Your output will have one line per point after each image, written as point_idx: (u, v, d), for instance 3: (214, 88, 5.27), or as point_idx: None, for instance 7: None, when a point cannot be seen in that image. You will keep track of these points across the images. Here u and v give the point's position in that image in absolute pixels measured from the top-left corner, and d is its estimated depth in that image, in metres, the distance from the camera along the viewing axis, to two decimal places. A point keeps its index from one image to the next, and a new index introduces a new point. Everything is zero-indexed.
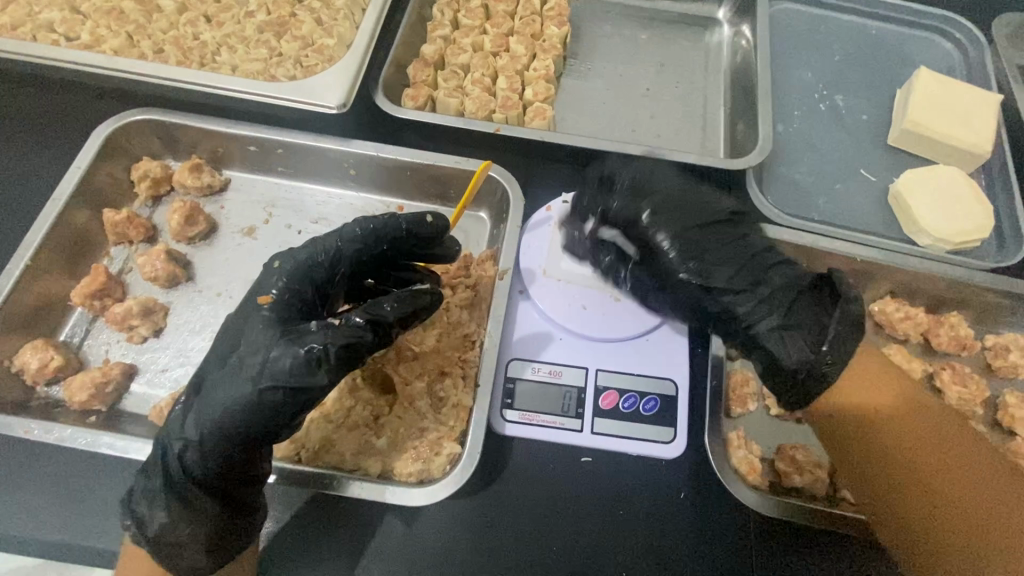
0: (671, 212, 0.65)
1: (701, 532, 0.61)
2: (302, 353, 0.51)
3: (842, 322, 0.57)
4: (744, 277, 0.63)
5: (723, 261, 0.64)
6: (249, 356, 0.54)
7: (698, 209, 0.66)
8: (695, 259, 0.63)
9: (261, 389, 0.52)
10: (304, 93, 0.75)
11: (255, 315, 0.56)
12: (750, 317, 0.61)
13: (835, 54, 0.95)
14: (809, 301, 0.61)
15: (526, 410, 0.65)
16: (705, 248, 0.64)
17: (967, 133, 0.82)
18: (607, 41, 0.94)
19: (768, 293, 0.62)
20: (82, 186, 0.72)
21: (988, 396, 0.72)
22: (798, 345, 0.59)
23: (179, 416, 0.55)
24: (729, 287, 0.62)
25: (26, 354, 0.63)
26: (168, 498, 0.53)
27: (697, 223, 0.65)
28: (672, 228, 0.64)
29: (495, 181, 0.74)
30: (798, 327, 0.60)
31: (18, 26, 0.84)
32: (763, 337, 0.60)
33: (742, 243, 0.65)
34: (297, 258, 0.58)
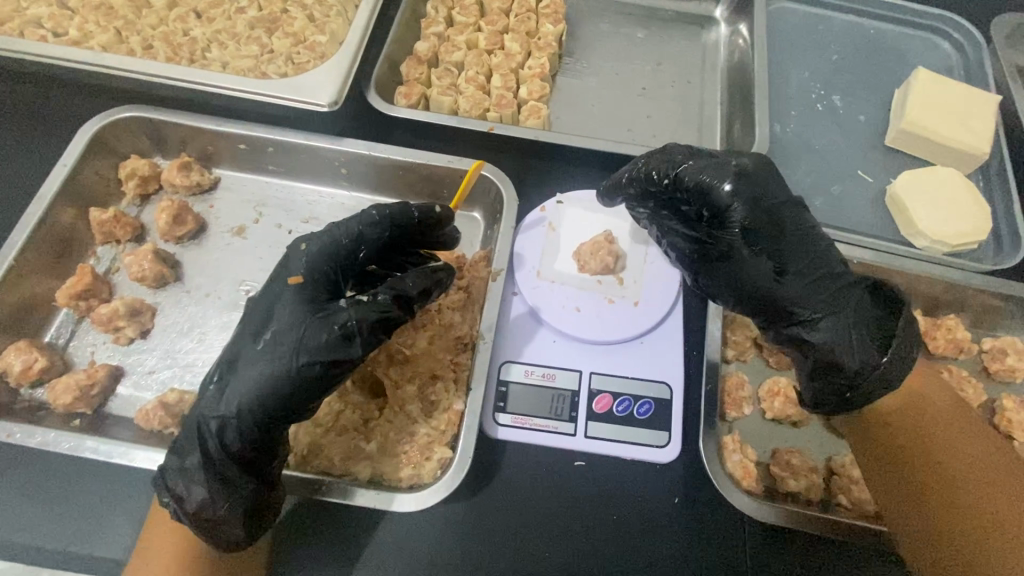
0: (757, 185, 0.57)
1: (696, 537, 0.60)
2: (336, 330, 0.52)
3: (905, 331, 0.56)
4: (817, 270, 0.58)
5: (799, 249, 0.57)
6: (285, 333, 0.53)
7: (780, 186, 0.58)
8: (772, 247, 0.57)
9: (299, 365, 0.52)
10: (294, 90, 0.74)
11: (286, 295, 0.55)
12: (821, 314, 0.57)
13: (833, 54, 0.94)
14: (867, 299, 0.59)
15: (519, 414, 0.64)
16: (785, 235, 0.57)
17: (966, 134, 0.81)
18: (603, 40, 0.93)
19: (837, 290, 0.58)
20: (68, 184, 0.70)
21: (984, 400, 0.71)
22: (864, 346, 0.56)
23: (214, 392, 0.53)
24: (799, 279, 0.57)
25: (9, 356, 0.62)
26: (205, 473, 0.52)
27: (778, 202, 0.57)
28: (755, 206, 0.56)
29: (489, 181, 0.73)
30: (858, 326, 0.57)
31: (4, 21, 0.83)
32: (826, 335, 0.57)
33: (814, 232, 0.59)
34: (321, 239, 0.57)
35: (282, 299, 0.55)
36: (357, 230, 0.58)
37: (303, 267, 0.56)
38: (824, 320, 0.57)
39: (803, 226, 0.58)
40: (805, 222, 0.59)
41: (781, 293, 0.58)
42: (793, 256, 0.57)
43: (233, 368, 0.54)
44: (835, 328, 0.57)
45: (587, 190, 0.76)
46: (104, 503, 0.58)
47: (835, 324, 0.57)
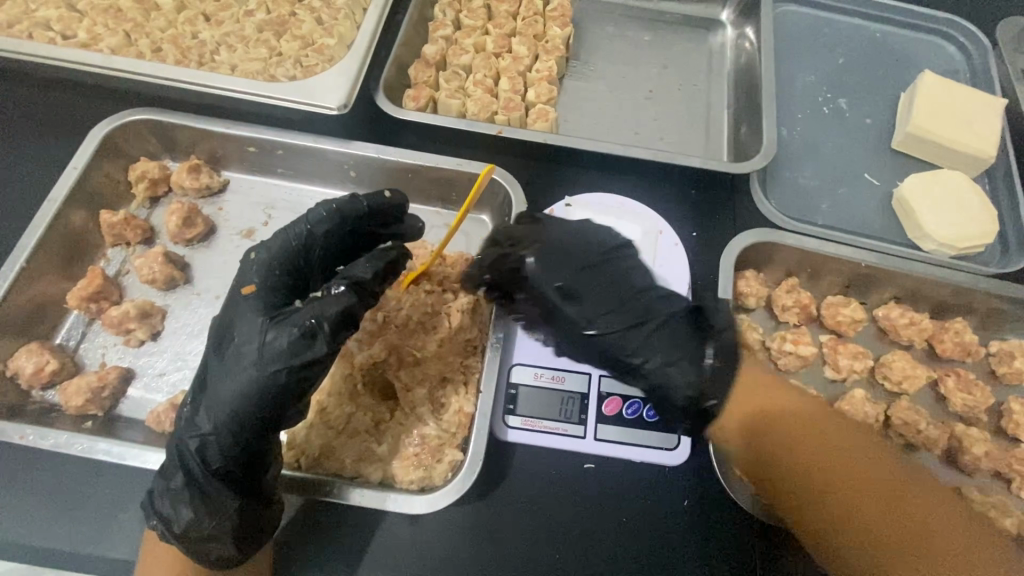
0: (557, 254, 0.60)
1: (707, 539, 0.60)
2: (296, 331, 0.53)
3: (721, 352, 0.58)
4: (642, 317, 0.59)
5: (611, 301, 0.60)
6: (242, 346, 0.54)
7: (583, 251, 0.62)
8: (615, 306, 0.59)
9: (261, 369, 0.52)
10: (302, 93, 0.74)
11: (243, 306, 0.56)
12: (636, 358, 0.58)
13: (838, 57, 0.94)
14: (686, 332, 0.60)
15: (528, 416, 0.64)
16: (625, 290, 0.61)
17: (972, 137, 0.82)
18: (609, 43, 0.93)
19: (651, 331, 0.59)
20: (78, 186, 0.70)
21: (992, 403, 0.72)
22: (689, 372, 0.58)
23: (188, 414, 0.53)
24: (609, 332, 0.58)
25: (21, 357, 0.63)
26: (188, 494, 0.52)
27: (588, 262, 0.61)
28: (575, 270, 0.60)
29: (498, 184, 0.73)
30: (689, 362, 0.58)
31: (13, 24, 0.83)
32: (653, 374, 0.58)
33: (632, 277, 0.62)
34: (272, 246, 0.58)
35: (235, 312, 0.56)
36: (297, 232, 0.60)
37: (257, 276, 0.57)
38: (675, 369, 0.57)
39: (625, 276, 0.62)
40: (628, 267, 0.63)
41: (632, 350, 0.58)
42: (621, 309, 0.59)
43: (202, 388, 0.54)
44: (675, 371, 0.57)
45: (598, 193, 0.76)
46: (117, 504, 0.58)
47: (677, 369, 0.57)
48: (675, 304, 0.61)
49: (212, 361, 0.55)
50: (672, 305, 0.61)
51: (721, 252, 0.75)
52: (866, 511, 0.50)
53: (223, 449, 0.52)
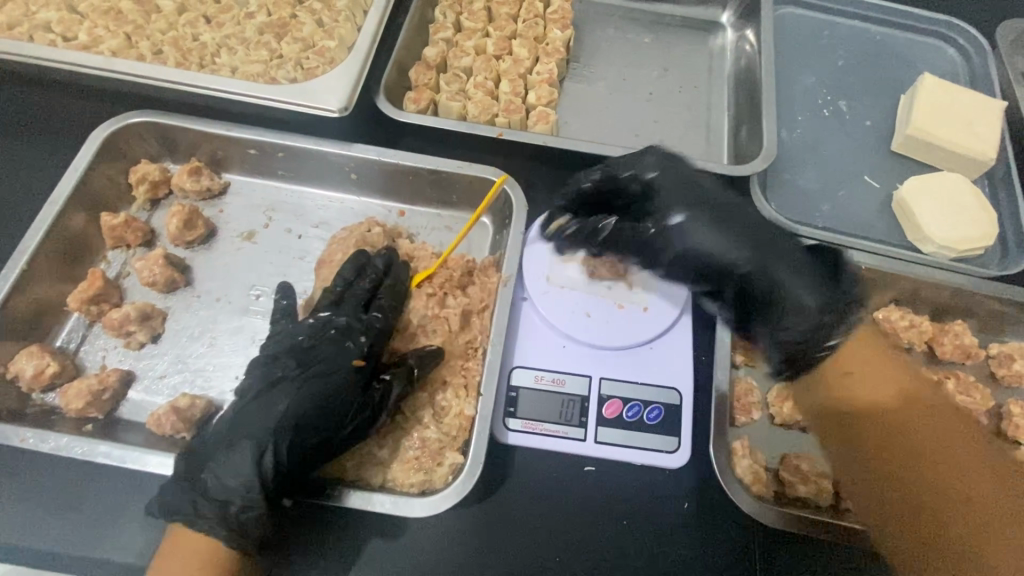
0: (680, 188, 0.68)
1: (706, 542, 0.60)
2: (384, 393, 0.61)
3: (804, 284, 0.66)
4: (761, 242, 0.68)
5: (739, 232, 0.67)
6: (329, 392, 0.59)
7: (690, 185, 0.68)
8: (719, 236, 0.67)
9: (340, 422, 0.58)
10: (303, 96, 0.74)
11: (346, 359, 0.62)
12: (767, 275, 0.66)
13: (838, 60, 0.94)
14: (807, 263, 0.68)
15: (529, 419, 0.64)
16: (692, 192, 0.68)
17: (972, 140, 0.82)
18: (609, 44, 0.94)
19: (763, 251, 0.67)
20: (79, 188, 0.70)
21: (992, 405, 0.72)
22: (816, 302, 0.66)
23: (267, 435, 0.57)
24: (740, 250, 0.66)
25: (21, 360, 0.62)
26: (261, 508, 0.54)
27: (702, 197, 0.68)
28: (686, 206, 0.67)
29: (499, 188, 0.73)
30: (808, 292, 0.66)
31: (14, 26, 0.83)
32: (783, 290, 0.66)
33: (749, 210, 0.70)
34: (376, 313, 0.66)
35: (339, 362, 0.61)
36: (390, 306, 0.67)
37: (361, 335, 0.63)
38: (791, 290, 0.66)
39: (740, 207, 0.70)
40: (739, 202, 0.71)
41: (747, 267, 0.66)
42: (742, 241, 0.67)
43: (283, 418, 0.57)
44: (792, 295, 0.66)
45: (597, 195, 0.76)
46: (116, 508, 0.58)
47: (794, 293, 0.66)
48: (713, 198, 0.69)
49: (290, 398, 0.58)
50: (710, 211, 0.68)
51: None
52: (932, 498, 0.52)
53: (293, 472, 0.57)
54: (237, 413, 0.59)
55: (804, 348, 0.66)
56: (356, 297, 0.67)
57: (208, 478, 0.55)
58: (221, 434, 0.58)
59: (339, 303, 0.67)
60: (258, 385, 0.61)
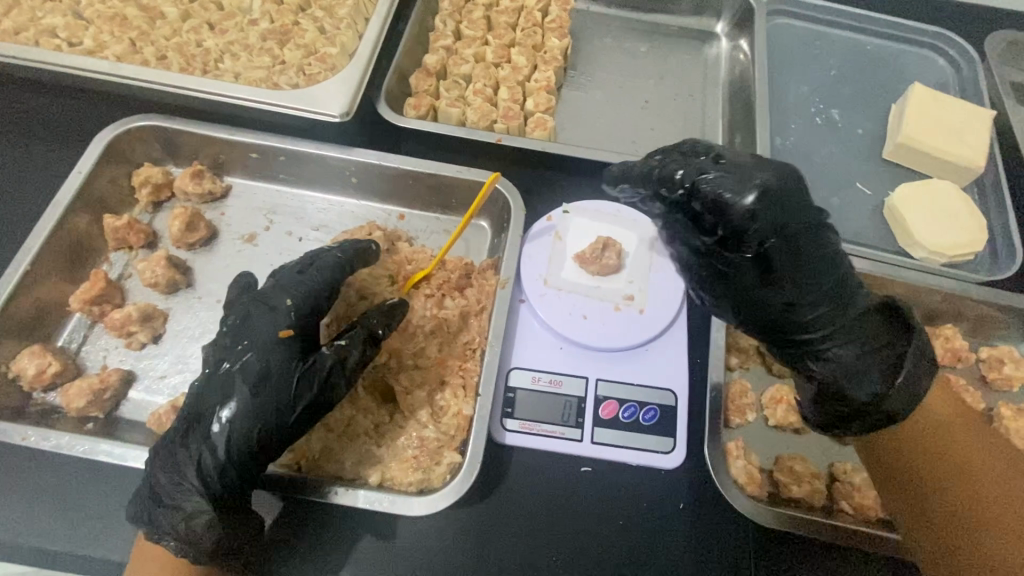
0: (787, 208, 0.53)
1: (700, 544, 0.61)
2: (325, 374, 0.58)
3: (916, 368, 0.54)
4: (836, 298, 0.56)
5: (816, 276, 0.54)
6: (267, 376, 0.56)
7: (802, 206, 0.54)
8: (808, 287, 0.55)
9: (284, 406, 0.56)
10: (305, 101, 0.75)
11: (274, 347, 0.58)
12: (832, 342, 0.56)
13: (831, 69, 0.96)
14: (881, 324, 0.57)
15: (526, 420, 0.65)
16: (797, 225, 0.54)
17: (961, 148, 0.83)
18: (606, 53, 0.95)
19: (852, 321, 0.57)
20: (82, 190, 0.71)
21: (983, 408, 0.72)
22: (876, 376, 0.55)
23: (204, 438, 0.55)
24: (818, 305, 0.55)
25: (23, 359, 0.63)
26: (210, 512, 0.53)
27: (802, 227, 0.54)
28: (775, 234, 0.53)
29: (499, 193, 0.75)
30: (869, 356, 0.56)
31: (20, 31, 0.84)
32: (846, 365, 0.56)
33: (838, 259, 0.56)
34: (307, 291, 0.62)
35: (268, 350, 0.58)
36: (326, 274, 0.63)
37: (291, 321, 0.60)
38: (840, 352, 0.56)
39: (834, 256, 0.56)
40: (832, 245, 0.56)
41: (815, 328, 0.56)
42: (812, 284, 0.55)
43: (223, 416, 0.55)
44: (844, 356, 0.56)
45: (593, 200, 0.78)
46: (114, 506, 0.58)
47: (844, 353, 0.56)
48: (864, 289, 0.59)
49: (231, 392, 0.56)
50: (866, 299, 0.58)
51: None
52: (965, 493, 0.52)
53: (241, 474, 0.55)
54: (188, 409, 0.56)
55: (873, 408, 0.55)
56: (292, 268, 0.64)
57: (162, 483, 0.54)
58: (169, 437, 0.56)
59: (275, 278, 0.64)
60: (200, 376, 0.58)
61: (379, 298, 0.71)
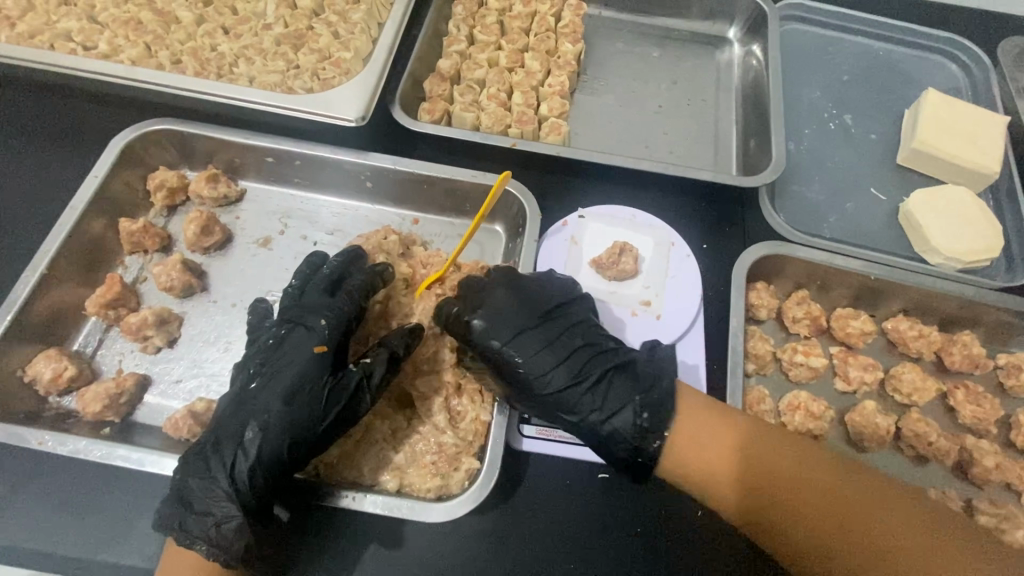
0: (502, 316, 0.62)
1: (720, 551, 0.60)
2: (353, 390, 0.58)
3: (651, 408, 0.59)
4: (574, 370, 0.61)
5: (549, 356, 0.61)
6: (301, 389, 0.57)
7: (519, 305, 0.63)
8: (545, 369, 0.60)
9: (316, 418, 0.56)
10: (319, 105, 0.75)
11: (308, 362, 0.59)
12: (585, 413, 0.60)
13: (843, 75, 0.96)
14: (619, 378, 0.61)
15: (543, 426, 0.65)
16: (509, 318, 0.62)
17: (976, 153, 0.83)
18: (617, 58, 0.96)
19: (593, 385, 0.60)
20: (98, 195, 0.71)
21: (1001, 415, 0.72)
22: (628, 428, 0.58)
23: (236, 447, 0.55)
24: (558, 384, 0.60)
25: (39, 363, 0.63)
26: (242, 517, 0.53)
27: (517, 319, 0.62)
28: (505, 335, 0.61)
29: (514, 197, 0.74)
30: (625, 413, 0.59)
31: (36, 35, 0.84)
32: (601, 431, 0.59)
33: (571, 332, 0.63)
34: (340, 308, 0.63)
35: (302, 363, 0.58)
36: (356, 294, 0.64)
37: (325, 338, 0.60)
38: (592, 418, 0.60)
39: (559, 329, 0.63)
40: (551, 322, 0.63)
41: (572, 407, 0.60)
42: (547, 366, 0.60)
43: (257, 425, 0.55)
44: (602, 422, 0.59)
45: (608, 204, 0.78)
46: (131, 512, 0.58)
47: (596, 419, 0.60)
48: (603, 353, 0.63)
49: (266, 403, 0.56)
50: (608, 359, 0.62)
51: (732, 263, 0.76)
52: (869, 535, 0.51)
53: (273, 481, 0.55)
54: (218, 420, 0.57)
55: (637, 460, 0.58)
56: (321, 288, 0.65)
57: (194, 487, 0.54)
58: (201, 444, 0.56)
59: (305, 296, 0.65)
60: (231, 392, 0.59)
61: (395, 302, 0.71)
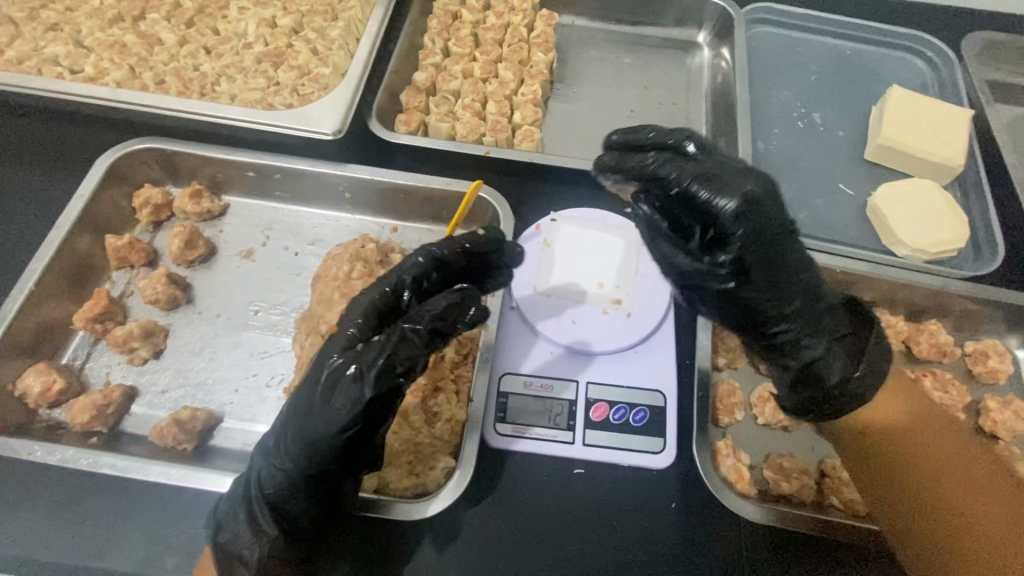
0: (759, 211, 0.53)
1: (690, 540, 0.62)
2: (349, 407, 0.50)
3: (873, 353, 0.58)
4: (807, 298, 0.57)
5: (793, 289, 0.57)
6: (303, 413, 0.52)
7: (780, 218, 0.55)
8: (782, 294, 0.56)
9: (312, 444, 0.51)
10: (299, 120, 0.78)
11: (316, 374, 0.53)
12: (803, 341, 0.57)
13: (812, 75, 0.98)
14: (841, 321, 0.59)
15: (518, 424, 0.66)
16: (767, 220, 0.54)
17: (940, 148, 0.85)
18: (590, 64, 0.98)
19: (819, 318, 0.57)
20: (85, 213, 0.74)
21: (969, 401, 0.74)
22: (840, 363, 0.57)
23: (254, 474, 0.54)
24: (786, 314, 0.57)
25: (29, 378, 0.65)
26: (260, 542, 0.54)
27: (777, 230, 0.54)
28: (750, 234, 0.53)
29: (486, 202, 0.77)
30: (847, 362, 0.57)
31: (24, 61, 0.87)
32: (811, 358, 0.57)
33: (806, 262, 0.58)
34: (372, 304, 0.56)
35: (309, 378, 0.54)
36: (393, 281, 0.57)
37: (340, 347, 0.54)
38: (808, 349, 0.58)
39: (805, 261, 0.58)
40: (800, 246, 0.57)
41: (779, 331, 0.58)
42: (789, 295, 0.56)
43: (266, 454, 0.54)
44: (813, 352, 0.57)
45: (579, 208, 0.80)
46: (117, 519, 0.60)
47: (812, 349, 0.57)
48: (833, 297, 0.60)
49: (276, 427, 0.54)
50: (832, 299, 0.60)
51: None
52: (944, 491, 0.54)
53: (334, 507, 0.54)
54: (280, 436, 0.53)
55: (836, 391, 0.57)
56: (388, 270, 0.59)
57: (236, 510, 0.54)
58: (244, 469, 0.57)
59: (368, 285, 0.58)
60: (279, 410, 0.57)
61: None
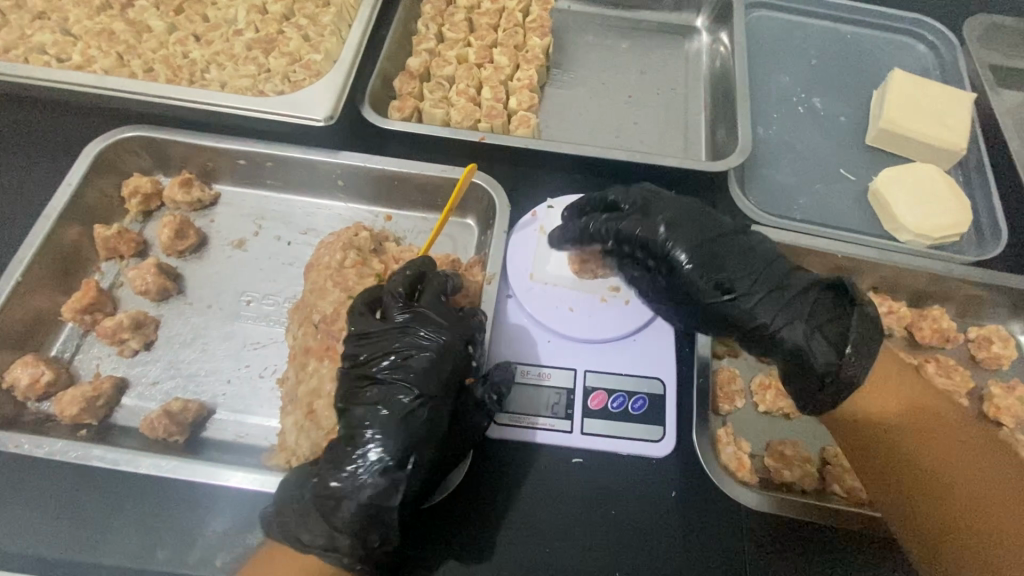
0: (689, 224, 0.65)
1: (689, 527, 0.61)
2: (405, 409, 0.56)
3: (863, 324, 0.58)
4: (769, 281, 0.62)
5: (745, 275, 0.63)
6: (375, 419, 0.56)
7: (708, 225, 0.65)
8: (736, 281, 0.62)
9: (396, 444, 0.55)
10: (289, 106, 0.75)
11: (364, 393, 0.57)
12: (778, 323, 0.60)
13: (812, 59, 0.97)
14: (824, 303, 0.61)
15: (515, 413, 0.65)
16: (701, 228, 0.65)
17: (942, 131, 0.84)
18: (587, 50, 0.97)
19: (792, 300, 0.61)
20: (72, 203, 0.73)
21: (973, 387, 0.73)
22: (825, 347, 0.59)
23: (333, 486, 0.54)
24: (753, 294, 0.61)
25: (16, 370, 0.64)
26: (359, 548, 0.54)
27: (709, 236, 0.64)
28: (687, 242, 0.64)
29: (481, 188, 0.76)
30: (831, 339, 0.59)
31: (10, 49, 0.85)
32: (793, 339, 0.59)
33: (762, 250, 0.64)
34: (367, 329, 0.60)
35: (357, 396, 0.57)
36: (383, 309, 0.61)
37: (367, 367, 0.58)
38: (787, 331, 0.60)
39: (765, 253, 0.64)
40: (748, 242, 0.65)
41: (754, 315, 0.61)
42: (747, 283, 0.62)
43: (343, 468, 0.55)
44: (792, 335, 0.60)
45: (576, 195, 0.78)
46: (108, 513, 0.59)
47: (792, 332, 0.60)
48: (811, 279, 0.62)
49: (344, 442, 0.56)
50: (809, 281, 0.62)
51: None
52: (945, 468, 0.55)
53: (391, 503, 0.53)
54: (354, 444, 0.55)
55: (829, 377, 0.58)
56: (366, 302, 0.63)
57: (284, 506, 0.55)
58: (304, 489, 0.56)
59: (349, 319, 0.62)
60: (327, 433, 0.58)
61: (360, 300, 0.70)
